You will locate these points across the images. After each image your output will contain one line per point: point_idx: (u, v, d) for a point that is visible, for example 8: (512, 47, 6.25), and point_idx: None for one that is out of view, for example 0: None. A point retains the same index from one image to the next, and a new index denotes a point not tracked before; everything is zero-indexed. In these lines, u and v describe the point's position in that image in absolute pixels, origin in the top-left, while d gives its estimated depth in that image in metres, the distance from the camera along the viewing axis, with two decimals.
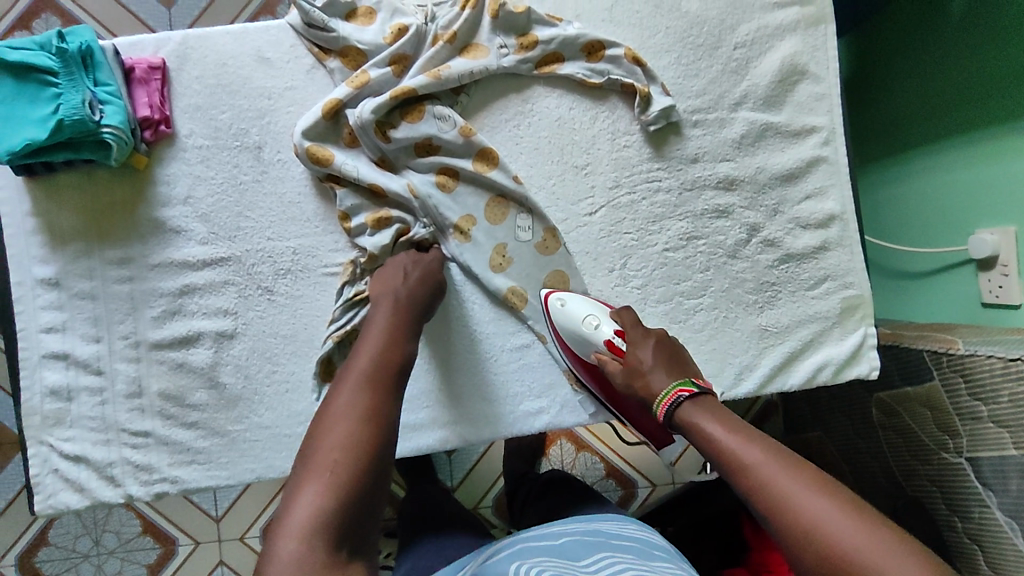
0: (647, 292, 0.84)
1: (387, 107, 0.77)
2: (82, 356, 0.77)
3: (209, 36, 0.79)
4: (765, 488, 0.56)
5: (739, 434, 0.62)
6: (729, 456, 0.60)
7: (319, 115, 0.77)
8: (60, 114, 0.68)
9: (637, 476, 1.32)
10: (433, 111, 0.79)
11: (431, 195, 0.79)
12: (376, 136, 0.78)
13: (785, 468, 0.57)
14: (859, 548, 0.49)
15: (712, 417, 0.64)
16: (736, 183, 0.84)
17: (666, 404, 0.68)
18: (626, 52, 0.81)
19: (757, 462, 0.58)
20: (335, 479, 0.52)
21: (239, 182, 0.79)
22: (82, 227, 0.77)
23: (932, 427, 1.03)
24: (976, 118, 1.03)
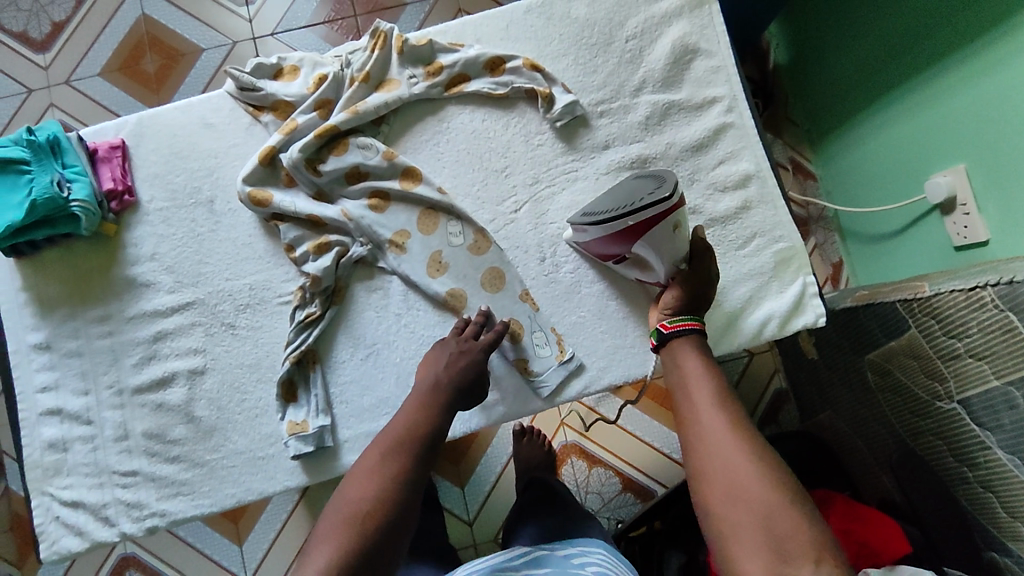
0: (581, 274, 0.87)
1: (313, 145, 0.86)
2: (73, 409, 0.85)
3: (160, 114, 0.90)
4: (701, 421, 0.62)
5: (712, 374, 0.67)
6: (689, 392, 0.66)
7: (256, 162, 0.86)
8: (33, 196, 0.80)
9: (653, 485, 1.26)
10: (359, 143, 0.88)
11: (365, 216, 0.87)
12: (308, 172, 0.86)
13: (726, 407, 0.63)
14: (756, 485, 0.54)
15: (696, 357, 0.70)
16: (649, 160, 0.89)
17: (673, 328, 0.73)
18: (524, 62, 0.89)
19: (706, 405, 0.63)
20: (369, 514, 0.56)
21: (197, 234, 0.88)
22: (65, 294, 0.87)
23: (921, 376, 0.89)
24: (902, 71, 1.05)
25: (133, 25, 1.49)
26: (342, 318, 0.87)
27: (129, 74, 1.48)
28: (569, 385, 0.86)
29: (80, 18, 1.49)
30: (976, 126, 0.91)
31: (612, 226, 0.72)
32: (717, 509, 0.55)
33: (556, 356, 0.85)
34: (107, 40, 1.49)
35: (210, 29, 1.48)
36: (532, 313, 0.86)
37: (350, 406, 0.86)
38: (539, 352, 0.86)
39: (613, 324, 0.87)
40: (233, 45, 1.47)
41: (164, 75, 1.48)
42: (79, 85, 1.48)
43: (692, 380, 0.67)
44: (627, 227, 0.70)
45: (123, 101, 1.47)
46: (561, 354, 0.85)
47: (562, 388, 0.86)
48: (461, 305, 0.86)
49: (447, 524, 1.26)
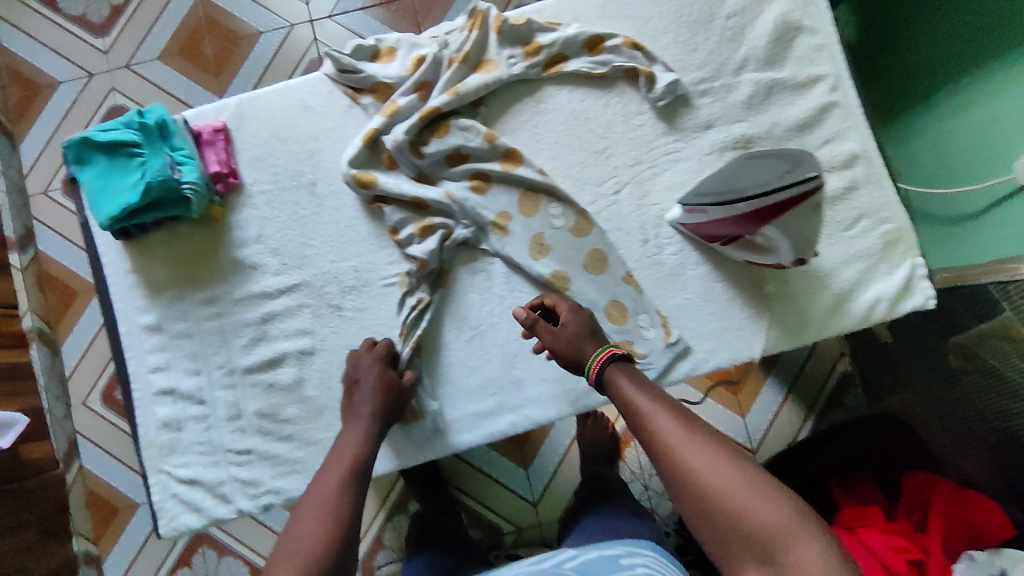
0: (686, 257, 0.88)
1: (416, 127, 0.86)
2: (186, 389, 0.87)
3: (259, 96, 0.90)
4: (671, 456, 0.58)
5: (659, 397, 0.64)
6: (641, 412, 0.63)
7: (360, 145, 0.87)
8: (147, 178, 0.80)
9: None
10: (460, 125, 0.87)
11: (468, 198, 0.87)
12: (412, 155, 0.87)
13: (693, 430, 0.60)
14: (751, 506, 0.54)
15: (631, 381, 0.67)
16: (752, 141, 0.88)
17: (593, 368, 0.69)
18: (624, 40, 0.88)
19: (666, 423, 0.61)
20: (305, 564, 0.57)
21: (301, 217, 0.89)
22: (172, 276, 0.88)
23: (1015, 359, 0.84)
24: (987, 53, 1.00)
25: (191, 9, 1.49)
26: (449, 300, 0.89)
27: (188, 58, 1.48)
28: (675, 367, 0.87)
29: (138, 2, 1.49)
30: None
31: (738, 208, 0.71)
32: (718, 538, 0.55)
33: (662, 338, 0.86)
34: (165, 24, 1.49)
35: (267, 12, 1.48)
36: (637, 296, 0.86)
37: (458, 386, 0.87)
38: (645, 335, 0.87)
39: (719, 307, 0.87)
40: (291, 28, 1.47)
41: (223, 59, 1.48)
42: (140, 69, 1.48)
43: (642, 408, 0.63)
44: (756, 209, 0.69)
45: (183, 85, 1.48)
46: (667, 337, 0.86)
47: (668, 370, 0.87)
48: (565, 288, 0.87)
49: (513, 503, 1.27)
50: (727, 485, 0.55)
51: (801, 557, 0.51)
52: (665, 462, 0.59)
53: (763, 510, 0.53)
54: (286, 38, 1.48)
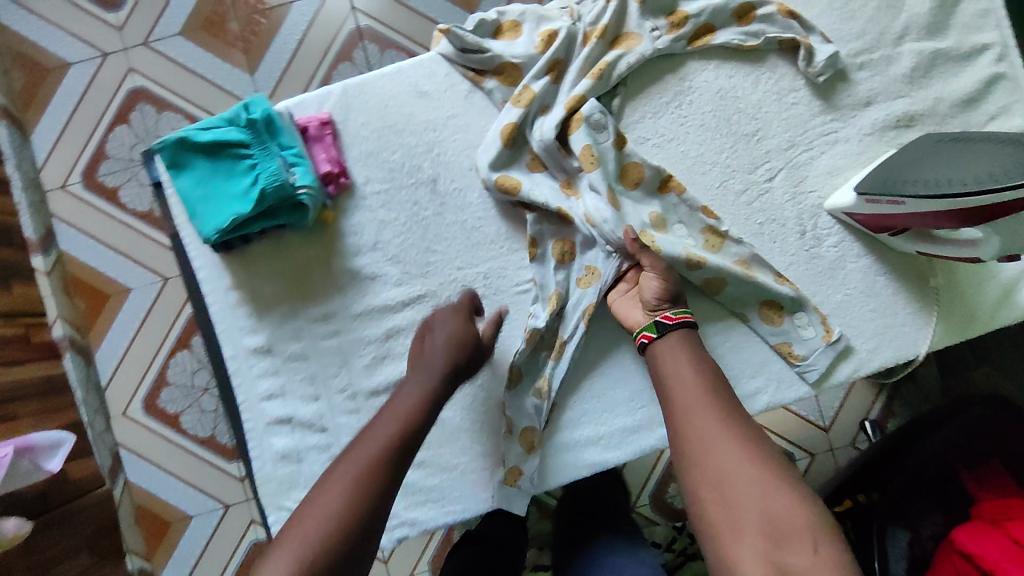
0: (846, 248, 0.81)
1: (562, 122, 0.77)
2: (305, 417, 0.78)
3: (368, 81, 0.79)
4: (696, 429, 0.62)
5: (695, 370, 0.67)
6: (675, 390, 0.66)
7: (500, 143, 0.77)
8: (262, 184, 0.70)
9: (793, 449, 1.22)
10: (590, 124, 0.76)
11: (606, 219, 0.74)
12: (562, 157, 0.78)
13: (717, 409, 0.63)
14: (749, 485, 0.56)
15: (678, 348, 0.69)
16: (915, 119, 0.81)
17: (677, 320, 0.71)
18: (779, 7, 0.78)
19: (702, 405, 0.63)
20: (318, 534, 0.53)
21: (421, 218, 0.79)
22: (282, 291, 0.78)
23: None
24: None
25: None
26: None
27: (213, 34, 1.33)
28: (835, 370, 0.80)
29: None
30: None
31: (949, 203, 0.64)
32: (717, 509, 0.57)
33: (822, 336, 0.79)
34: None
35: None
36: (794, 293, 0.78)
37: (605, 400, 0.80)
38: (803, 335, 0.79)
39: (882, 301, 0.81)
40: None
41: (252, 34, 1.33)
42: (159, 47, 1.32)
43: (678, 379, 0.67)
44: (977, 207, 0.62)
45: (209, 63, 1.32)
46: (827, 335, 0.78)
47: (830, 372, 0.80)
48: (718, 293, 0.79)
49: None
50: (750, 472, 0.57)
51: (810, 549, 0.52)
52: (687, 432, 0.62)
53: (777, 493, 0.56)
54: (319, 9, 1.33)
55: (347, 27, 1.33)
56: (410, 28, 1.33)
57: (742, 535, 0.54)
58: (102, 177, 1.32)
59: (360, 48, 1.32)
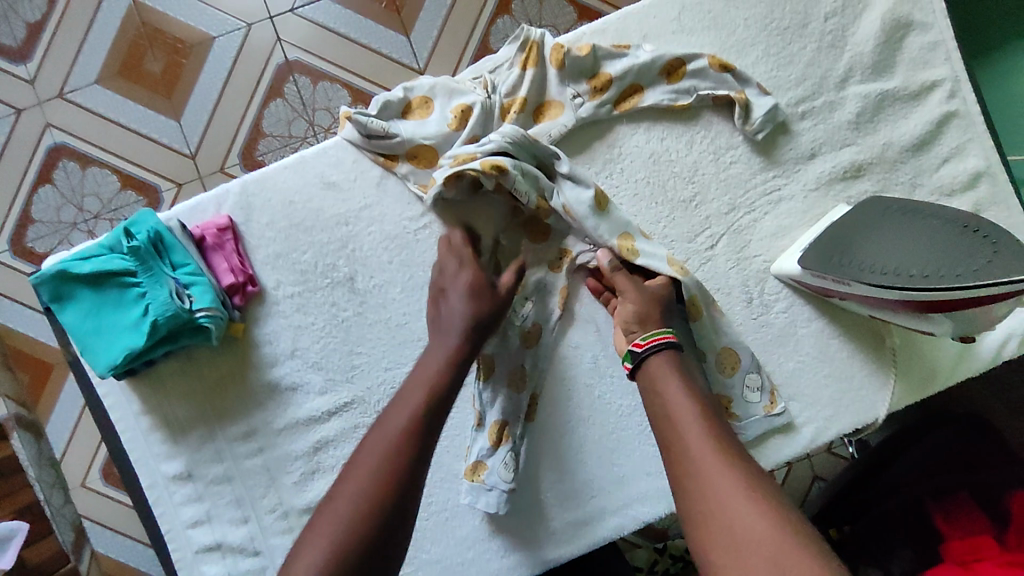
0: (796, 314, 0.75)
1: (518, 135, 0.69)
2: (235, 541, 0.73)
3: (268, 176, 0.73)
4: (688, 453, 0.53)
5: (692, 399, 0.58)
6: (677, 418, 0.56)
7: (448, 124, 0.72)
8: (153, 314, 0.64)
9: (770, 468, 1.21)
10: (526, 146, 0.70)
11: (589, 217, 0.69)
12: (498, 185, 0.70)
13: (717, 436, 0.54)
14: (744, 526, 0.47)
15: (673, 376, 0.60)
16: (864, 168, 0.75)
17: (649, 345, 0.62)
18: (711, 61, 0.72)
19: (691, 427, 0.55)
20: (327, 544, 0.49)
21: (341, 320, 0.74)
22: (197, 413, 0.72)
23: None
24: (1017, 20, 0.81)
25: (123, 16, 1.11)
26: None
27: (134, 80, 1.11)
28: (776, 442, 0.75)
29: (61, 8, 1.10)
30: None
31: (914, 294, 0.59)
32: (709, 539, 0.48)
33: (764, 405, 0.74)
34: (103, 27, 1.11)
35: (213, 10, 1.09)
36: (751, 353, 0.74)
37: (551, 493, 0.75)
38: (748, 397, 0.74)
39: (837, 366, 0.76)
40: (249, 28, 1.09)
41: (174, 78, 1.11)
42: (77, 97, 1.11)
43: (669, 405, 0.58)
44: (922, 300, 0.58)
45: (142, 115, 1.11)
46: (769, 406, 0.74)
47: (786, 445, 0.75)
48: (697, 318, 0.71)
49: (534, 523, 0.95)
50: (746, 507, 0.48)
51: None
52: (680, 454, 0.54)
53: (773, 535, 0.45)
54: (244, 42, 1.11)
55: (277, 60, 1.10)
56: (354, 61, 1.09)
57: None
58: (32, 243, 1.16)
59: (291, 83, 1.10)
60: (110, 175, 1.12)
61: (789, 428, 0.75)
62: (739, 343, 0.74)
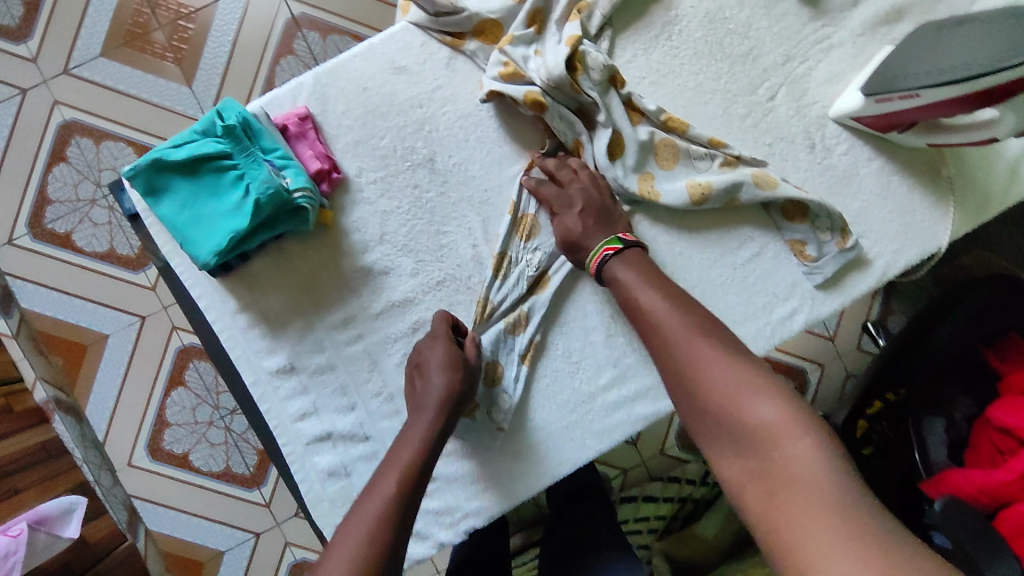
0: (856, 154, 0.78)
1: (566, 58, 0.72)
2: (344, 429, 0.73)
3: (338, 66, 0.74)
4: (666, 338, 0.60)
5: (657, 291, 0.65)
6: (653, 318, 0.63)
7: None
8: (254, 193, 0.64)
9: (801, 362, 1.27)
10: (559, 86, 0.73)
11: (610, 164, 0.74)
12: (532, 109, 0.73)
13: (687, 315, 0.62)
14: (719, 376, 0.55)
15: (633, 271, 0.67)
16: (904, 11, 0.78)
17: (596, 262, 0.69)
18: None
19: (663, 311, 0.63)
20: None
21: (425, 201, 0.74)
22: (294, 304, 0.73)
23: None
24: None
25: None
26: None
27: (139, 49, 1.19)
28: (849, 277, 0.78)
29: None
30: None
31: (977, 84, 0.62)
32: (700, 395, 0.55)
33: (837, 243, 0.76)
34: (100, 6, 1.18)
35: None
36: (821, 200, 0.74)
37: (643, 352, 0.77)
38: (821, 238, 0.76)
39: (899, 202, 0.79)
40: None
41: (179, 42, 1.20)
42: (82, 72, 1.18)
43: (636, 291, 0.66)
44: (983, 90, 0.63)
45: (143, 82, 1.19)
46: (843, 242, 0.76)
47: (862, 279, 0.78)
48: (735, 201, 0.76)
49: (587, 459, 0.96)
50: (721, 370, 0.55)
51: (785, 446, 0.49)
52: (659, 338, 0.61)
53: (739, 388, 0.53)
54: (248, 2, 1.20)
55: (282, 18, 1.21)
56: (356, 11, 1.21)
57: (720, 449, 0.53)
58: (50, 224, 1.19)
59: (300, 40, 1.20)
60: (125, 147, 1.20)
61: (858, 264, 0.78)
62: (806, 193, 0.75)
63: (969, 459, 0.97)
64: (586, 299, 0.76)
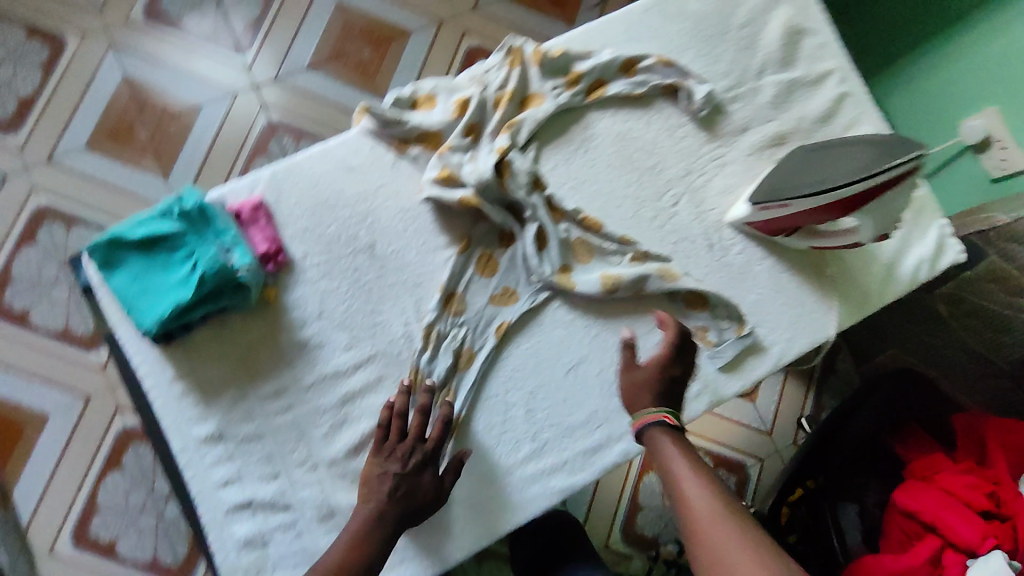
0: (750, 254, 0.89)
1: (493, 165, 0.83)
2: (265, 497, 0.75)
3: (294, 163, 0.83)
4: (691, 508, 0.63)
5: (693, 467, 0.66)
6: (681, 489, 0.65)
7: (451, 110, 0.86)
8: (201, 269, 0.71)
9: (743, 456, 1.32)
10: (490, 188, 0.83)
11: (534, 255, 0.83)
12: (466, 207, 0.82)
13: (717, 495, 0.64)
14: (737, 558, 0.58)
15: (672, 443, 0.69)
16: (785, 138, 0.93)
17: (644, 423, 0.71)
18: (657, 61, 0.91)
19: (695, 486, 0.64)
20: None
21: (364, 283, 0.82)
22: (230, 374, 0.77)
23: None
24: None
25: (115, 90, 1.31)
26: (515, 335, 0.84)
27: (122, 145, 1.29)
28: (748, 361, 0.86)
29: (53, 91, 1.29)
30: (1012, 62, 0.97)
31: (852, 189, 0.75)
32: (718, 574, 0.58)
33: (735, 330, 0.85)
34: (91, 106, 1.30)
35: (206, 83, 1.33)
36: (716, 292, 0.85)
37: (561, 427, 0.82)
38: (720, 325, 0.86)
39: (789, 296, 0.88)
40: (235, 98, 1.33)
41: (161, 139, 1.31)
42: (64, 163, 1.28)
43: (669, 457, 0.68)
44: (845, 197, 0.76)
45: (123, 174, 1.28)
46: (739, 329, 0.85)
47: (759, 364, 0.86)
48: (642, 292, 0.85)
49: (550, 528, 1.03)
50: (743, 556, 0.58)
51: None
52: (683, 508, 0.64)
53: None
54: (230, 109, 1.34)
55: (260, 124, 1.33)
56: (327, 121, 1.35)
57: None
58: (7, 300, 1.23)
59: (275, 142, 1.33)
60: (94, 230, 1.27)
61: (754, 351, 0.86)
62: (703, 286, 0.86)
63: (882, 544, 1.00)
64: (507, 376, 0.82)
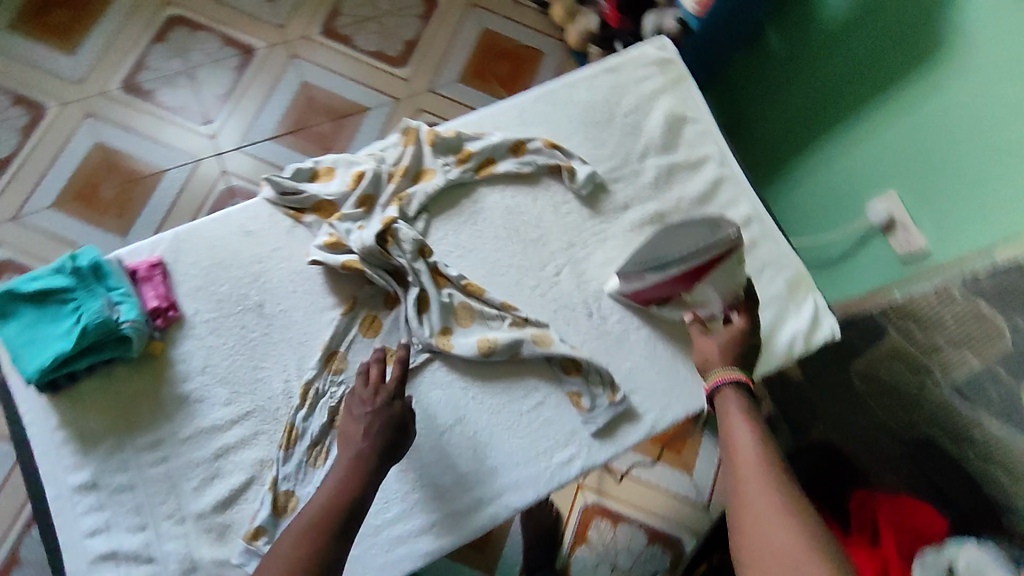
0: (626, 324, 0.94)
1: (378, 232, 0.89)
2: (130, 549, 0.78)
3: (196, 228, 0.90)
4: (739, 467, 0.66)
5: (752, 425, 0.69)
6: (733, 452, 0.68)
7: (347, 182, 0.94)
8: (84, 322, 0.77)
9: (678, 531, 1.25)
10: (373, 253, 0.89)
11: (414, 317, 0.88)
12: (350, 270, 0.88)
13: (769, 457, 0.66)
14: (769, 511, 0.60)
15: (735, 411, 0.72)
16: (664, 216, 0.99)
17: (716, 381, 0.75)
18: (544, 143, 0.99)
19: (747, 448, 0.67)
20: None
21: (249, 340, 0.87)
22: (109, 425, 0.81)
23: (918, 333, 0.94)
24: (864, 87, 1.04)
25: (85, 155, 1.41)
26: None
27: (87, 205, 1.38)
28: (621, 427, 0.89)
29: (26, 155, 1.39)
30: (908, 144, 0.98)
31: (689, 262, 0.83)
32: (752, 526, 0.61)
33: (607, 396, 0.89)
34: (60, 171, 1.39)
35: (168, 150, 1.43)
36: (590, 358, 0.89)
37: (431, 486, 0.85)
38: (594, 391, 0.89)
39: (664, 364, 0.92)
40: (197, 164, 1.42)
41: (126, 200, 1.39)
42: (31, 220, 1.36)
43: (731, 420, 0.71)
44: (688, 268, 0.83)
45: (85, 233, 1.37)
46: (612, 395, 0.89)
47: (632, 430, 0.89)
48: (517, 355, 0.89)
49: None
50: (777, 509, 0.60)
51: None
52: (734, 462, 0.67)
53: (786, 534, 0.58)
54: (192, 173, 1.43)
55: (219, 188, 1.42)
56: None
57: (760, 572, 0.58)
58: None
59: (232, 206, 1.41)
60: None
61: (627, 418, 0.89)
62: (577, 352, 0.89)
63: None
64: None
